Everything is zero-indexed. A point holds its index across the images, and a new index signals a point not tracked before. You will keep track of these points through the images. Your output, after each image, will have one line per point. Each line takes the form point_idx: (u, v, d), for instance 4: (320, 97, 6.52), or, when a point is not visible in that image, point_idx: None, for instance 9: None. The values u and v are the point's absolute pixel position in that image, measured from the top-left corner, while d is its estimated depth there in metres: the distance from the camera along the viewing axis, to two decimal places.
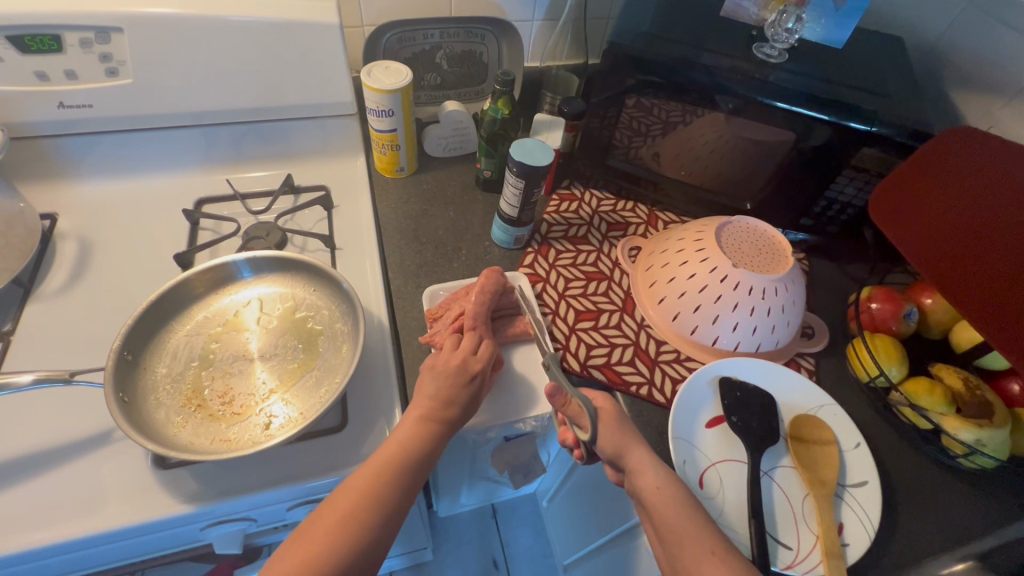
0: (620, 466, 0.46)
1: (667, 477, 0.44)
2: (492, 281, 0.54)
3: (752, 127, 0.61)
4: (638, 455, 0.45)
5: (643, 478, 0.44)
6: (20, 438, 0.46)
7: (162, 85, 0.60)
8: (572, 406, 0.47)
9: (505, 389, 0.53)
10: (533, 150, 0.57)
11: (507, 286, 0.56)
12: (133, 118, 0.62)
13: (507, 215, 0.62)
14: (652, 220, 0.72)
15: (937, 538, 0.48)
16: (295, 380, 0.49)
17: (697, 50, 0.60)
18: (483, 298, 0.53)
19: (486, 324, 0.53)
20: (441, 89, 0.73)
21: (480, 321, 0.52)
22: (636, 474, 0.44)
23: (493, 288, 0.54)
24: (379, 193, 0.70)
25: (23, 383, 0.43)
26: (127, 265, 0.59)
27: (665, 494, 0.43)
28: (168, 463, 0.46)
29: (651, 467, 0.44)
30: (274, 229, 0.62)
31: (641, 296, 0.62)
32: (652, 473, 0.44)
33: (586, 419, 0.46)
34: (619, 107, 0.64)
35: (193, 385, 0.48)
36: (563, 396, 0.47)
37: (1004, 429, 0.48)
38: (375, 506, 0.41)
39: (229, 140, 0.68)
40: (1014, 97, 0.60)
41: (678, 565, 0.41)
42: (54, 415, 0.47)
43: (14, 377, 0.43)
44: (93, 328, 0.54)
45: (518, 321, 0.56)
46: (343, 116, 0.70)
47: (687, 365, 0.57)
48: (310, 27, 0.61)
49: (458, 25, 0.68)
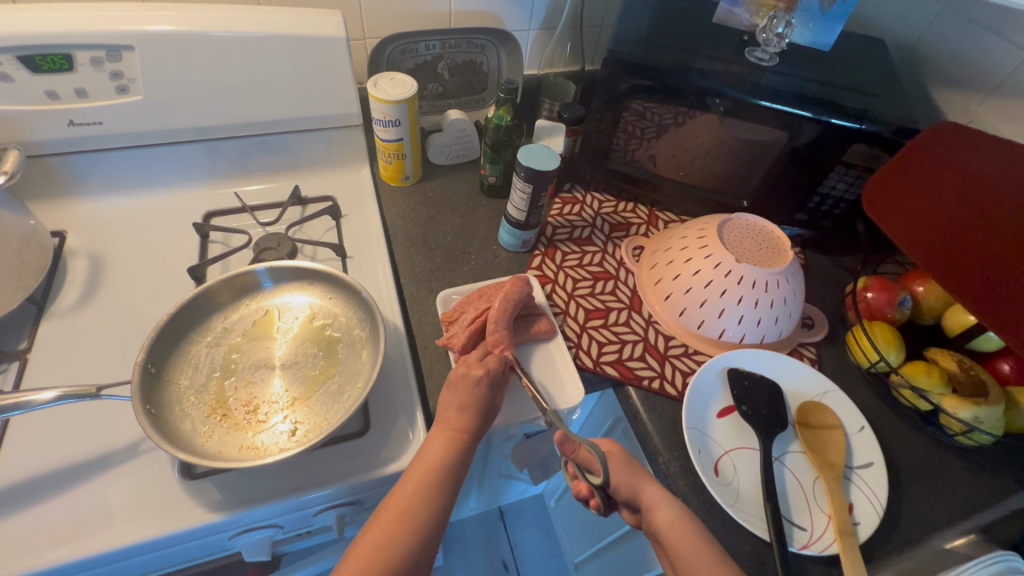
0: (635, 504, 0.47)
1: (681, 510, 0.45)
2: (517, 287, 0.56)
3: (746, 127, 0.63)
4: (651, 490, 0.46)
5: (657, 513, 0.45)
6: (44, 455, 0.46)
7: (171, 101, 0.61)
8: (582, 453, 0.47)
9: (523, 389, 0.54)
10: (541, 154, 0.59)
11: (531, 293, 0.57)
12: (141, 135, 0.62)
13: (515, 219, 0.63)
14: (652, 220, 0.75)
15: (941, 513, 0.50)
16: (318, 387, 0.50)
17: (692, 56, 0.62)
18: (506, 304, 0.54)
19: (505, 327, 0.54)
20: (443, 99, 0.75)
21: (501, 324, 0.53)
22: (651, 511, 0.45)
23: (519, 293, 0.55)
24: (386, 201, 0.71)
25: (47, 400, 0.43)
26: (140, 279, 0.60)
27: (682, 526, 0.44)
28: (195, 473, 0.46)
29: (665, 501, 0.45)
30: (285, 240, 0.63)
31: (647, 293, 0.64)
32: (667, 505, 0.45)
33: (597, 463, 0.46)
34: (617, 112, 0.66)
35: (216, 395, 0.48)
36: (572, 444, 0.46)
37: (999, 406, 0.50)
38: (411, 513, 0.43)
39: (236, 154, 0.69)
40: (990, 93, 0.64)
41: None
42: (78, 432, 0.48)
43: (37, 394, 0.43)
44: (110, 343, 0.54)
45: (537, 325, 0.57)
46: (348, 128, 0.71)
47: (695, 358, 0.59)
48: (317, 40, 0.62)
49: (458, 36, 0.70)
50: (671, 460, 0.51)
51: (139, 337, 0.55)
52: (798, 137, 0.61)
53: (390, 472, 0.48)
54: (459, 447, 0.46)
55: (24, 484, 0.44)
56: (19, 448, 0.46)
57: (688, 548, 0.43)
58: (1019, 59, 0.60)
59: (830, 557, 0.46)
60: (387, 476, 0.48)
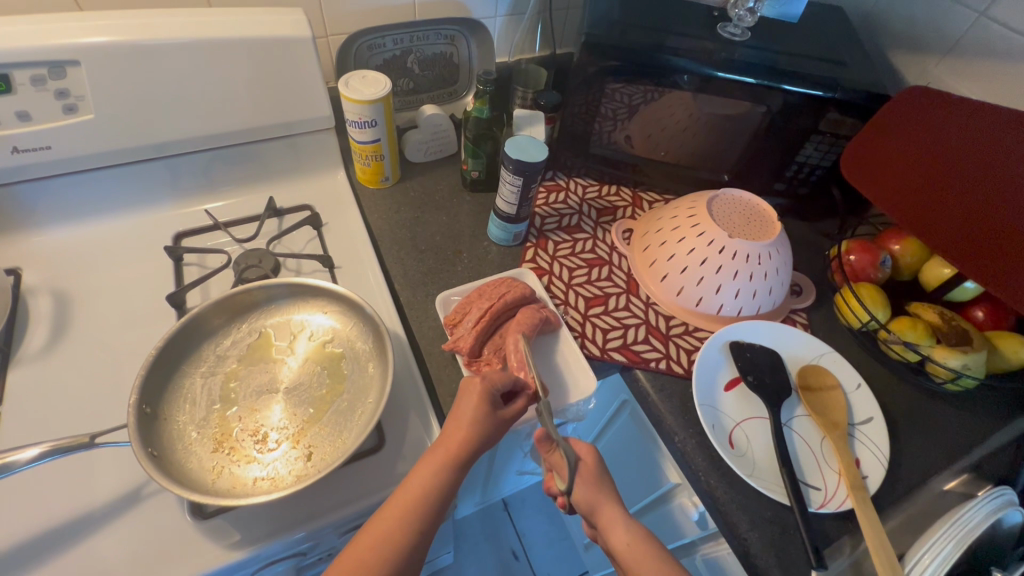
0: (592, 522, 0.45)
1: (639, 530, 0.43)
2: (533, 316, 0.54)
3: (723, 103, 0.64)
4: (609, 509, 0.44)
5: (612, 535, 0.43)
6: (37, 513, 0.43)
7: (126, 118, 0.56)
8: (555, 456, 0.46)
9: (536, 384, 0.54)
10: (530, 146, 0.58)
11: (550, 320, 0.56)
12: (94, 157, 0.58)
13: (505, 213, 0.62)
14: (637, 201, 0.75)
15: (936, 457, 0.53)
16: (327, 407, 0.48)
17: (667, 35, 0.62)
18: (524, 329, 0.53)
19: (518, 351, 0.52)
20: (414, 94, 0.73)
21: (515, 345, 0.52)
22: (606, 531, 0.44)
23: (535, 320, 0.54)
24: (367, 205, 0.69)
25: (32, 458, 0.39)
26: (114, 312, 0.56)
27: (638, 547, 0.42)
28: (207, 512, 0.44)
29: (621, 521, 0.44)
30: (266, 255, 0.59)
31: (642, 275, 0.64)
32: (625, 526, 0.43)
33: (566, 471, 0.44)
34: (597, 96, 0.66)
35: (221, 428, 0.46)
36: (549, 443, 0.46)
37: (983, 352, 0.54)
38: (410, 529, 0.42)
39: (200, 169, 0.64)
40: (946, 54, 0.66)
41: None
42: (72, 485, 0.44)
43: (20, 453, 0.40)
44: (92, 383, 0.50)
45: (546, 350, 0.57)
46: (320, 132, 0.68)
47: (697, 335, 0.61)
48: (280, 41, 0.58)
49: (424, 28, 0.68)
50: (687, 438, 0.52)
51: (124, 376, 0.51)
52: (776, 110, 0.62)
53: None
54: (458, 450, 0.45)
55: (20, 549, 0.41)
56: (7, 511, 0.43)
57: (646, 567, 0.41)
58: (970, 21, 0.63)
59: (844, 512, 0.48)
60: None
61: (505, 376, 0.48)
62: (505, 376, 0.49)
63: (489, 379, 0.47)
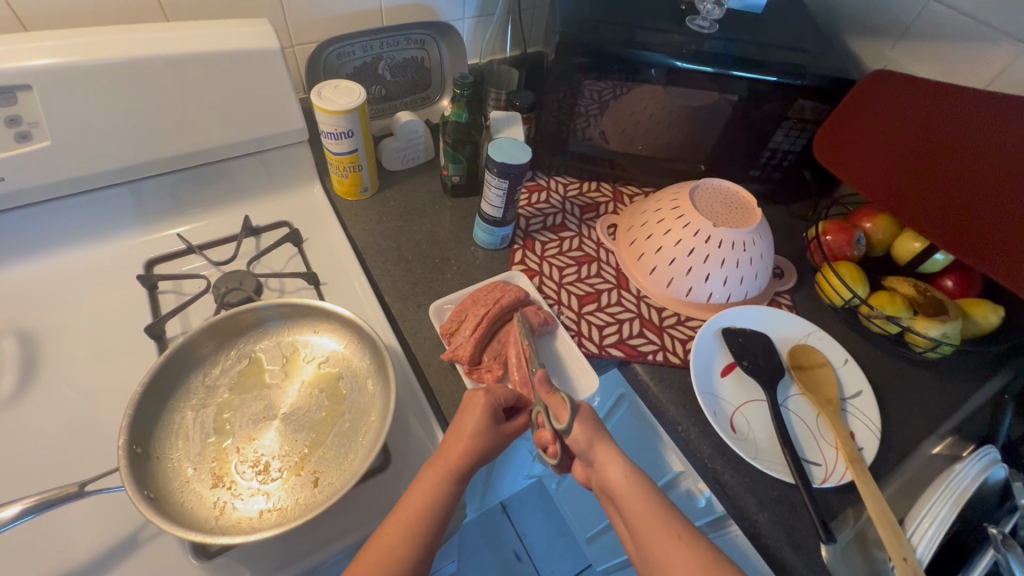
0: (586, 461, 0.44)
1: (634, 468, 0.43)
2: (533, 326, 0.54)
3: (696, 95, 0.65)
4: (605, 447, 0.43)
5: (610, 470, 0.43)
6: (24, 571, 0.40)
7: (86, 143, 0.53)
8: (555, 399, 0.45)
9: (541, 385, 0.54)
10: (514, 146, 0.58)
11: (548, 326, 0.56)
12: (54, 186, 0.54)
13: (491, 216, 0.62)
14: (617, 196, 0.76)
15: (923, 423, 0.56)
16: (329, 429, 0.47)
17: (638, 29, 0.62)
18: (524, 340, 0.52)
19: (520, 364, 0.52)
20: (388, 101, 0.71)
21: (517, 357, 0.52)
22: (602, 467, 0.43)
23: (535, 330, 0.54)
24: (348, 217, 0.67)
25: (16, 514, 0.37)
26: (88, 348, 0.53)
27: (634, 485, 0.42)
28: (210, 551, 0.42)
29: (618, 459, 0.43)
30: (247, 277, 0.57)
31: (631, 269, 0.65)
32: (621, 462, 0.43)
33: (566, 411, 0.44)
34: (574, 94, 0.66)
35: (218, 462, 0.44)
36: (547, 388, 0.46)
37: (958, 320, 0.56)
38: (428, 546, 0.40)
39: (166, 191, 0.61)
40: (900, 37, 0.70)
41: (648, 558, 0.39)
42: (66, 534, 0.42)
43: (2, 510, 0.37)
44: (71, 427, 0.48)
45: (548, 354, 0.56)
46: (292, 145, 0.66)
47: (689, 324, 0.62)
48: (246, 54, 0.56)
49: (394, 33, 0.67)
50: (690, 427, 0.53)
51: (109, 415, 0.49)
52: (748, 99, 0.63)
53: None
54: (458, 463, 0.43)
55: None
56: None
57: (638, 503, 0.41)
58: (919, 6, 0.66)
59: (844, 485, 0.50)
60: None
61: (511, 391, 0.48)
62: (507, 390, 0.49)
63: (495, 395, 0.47)
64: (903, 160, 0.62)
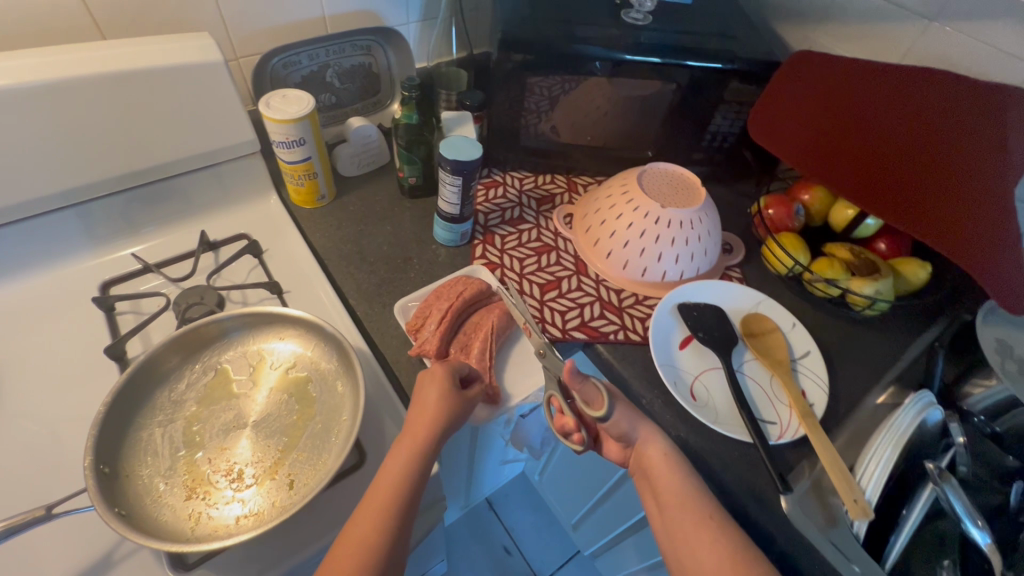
0: (627, 439, 0.52)
1: (669, 448, 0.51)
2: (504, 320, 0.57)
3: (637, 85, 0.68)
4: (644, 429, 0.52)
5: (651, 447, 0.51)
6: None
7: (32, 165, 0.52)
8: (589, 388, 0.48)
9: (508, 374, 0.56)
10: (465, 146, 0.59)
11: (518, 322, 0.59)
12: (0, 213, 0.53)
13: (448, 214, 0.63)
14: (571, 187, 0.78)
15: (867, 377, 0.60)
16: (301, 432, 0.47)
17: (576, 25, 0.65)
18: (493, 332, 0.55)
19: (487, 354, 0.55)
20: (339, 108, 0.72)
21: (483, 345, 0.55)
22: (645, 446, 0.51)
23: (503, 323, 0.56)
24: (306, 225, 0.67)
25: None
26: (45, 375, 0.52)
27: (668, 462, 0.50)
28: (188, 562, 0.42)
29: (655, 438, 0.51)
30: (207, 291, 0.57)
31: (588, 255, 0.68)
32: (657, 444, 0.51)
33: (603, 401, 0.47)
34: (521, 91, 0.68)
35: (190, 474, 0.44)
36: (580, 373, 0.48)
37: (889, 278, 0.61)
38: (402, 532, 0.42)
39: (117, 211, 0.60)
40: (822, 20, 0.74)
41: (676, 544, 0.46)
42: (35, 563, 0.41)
43: None
44: (33, 453, 0.47)
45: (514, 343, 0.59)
46: (244, 157, 0.66)
47: (647, 303, 0.64)
48: (188, 68, 0.56)
49: (339, 41, 0.68)
50: (653, 398, 0.56)
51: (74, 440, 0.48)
52: (685, 86, 0.67)
53: None
54: (425, 446, 0.45)
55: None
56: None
57: (671, 480, 0.49)
58: None
59: (798, 440, 0.53)
60: None
61: (465, 364, 0.52)
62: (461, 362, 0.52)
63: (448, 366, 0.50)
64: (828, 130, 0.66)
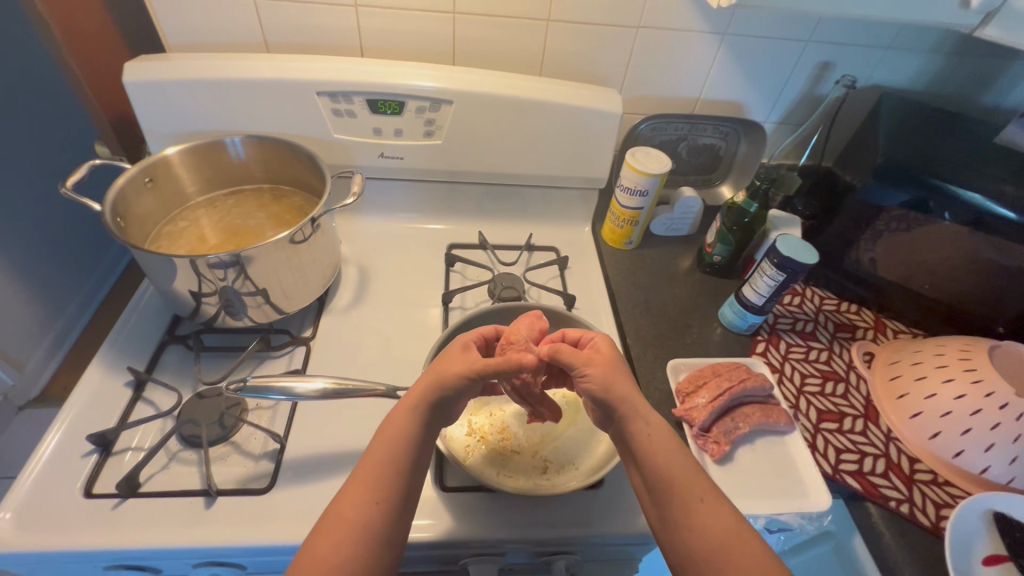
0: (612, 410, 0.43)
1: None
2: (774, 418, 0.55)
3: (1015, 254, 0.59)
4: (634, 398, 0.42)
5: (635, 424, 0.41)
6: (340, 437, 0.53)
7: (473, 158, 0.69)
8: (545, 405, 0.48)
9: (746, 452, 0.55)
10: (966, 4, 0.46)
11: (783, 432, 0.56)
12: (404, 173, 0.70)
13: (751, 302, 0.63)
14: (880, 326, 0.70)
15: None
16: (564, 432, 0.53)
17: (964, 170, 0.60)
18: (748, 400, 0.56)
19: (729, 420, 0.55)
20: (675, 175, 0.80)
21: (726, 426, 0.54)
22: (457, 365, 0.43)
23: (766, 419, 0.55)
24: (608, 259, 0.75)
25: (322, 389, 0.49)
26: (398, 287, 0.68)
27: (656, 442, 0.41)
28: (452, 487, 0.50)
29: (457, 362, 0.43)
30: (519, 281, 0.67)
31: (884, 404, 0.60)
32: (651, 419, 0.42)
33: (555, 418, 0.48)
34: (871, 218, 0.66)
35: (476, 418, 0.53)
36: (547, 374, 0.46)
37: None
38: (393, 473, 0.39)
39: (474, 198, 0.75)
40: None
41: (668, 515, 0.39)
42: (331, 425, 0.54)
43: (315, 382, 0.49)
44: (382, 332, 0.63)
45: (765, 414, 0.55)
46: (585, 190, 0.74)
47: (947, 490, 0.54)
48: (592, 111, 0.66)
49: (706, 122, 0.74)
50: None
51: (370, 345, 0.62)
52: None
53: (627, 530, 0.49)
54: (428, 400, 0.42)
55: (242, 479, 0.49)
56: (253, 433, 0.53)
57: (662, 452, 0.40)
58: None
59: None
60: (625, 533, 0.49)
61: (710, 424, 0.55)
62: (708, 422, 0.54)
63: (695, 417, 0.54)
64: None
